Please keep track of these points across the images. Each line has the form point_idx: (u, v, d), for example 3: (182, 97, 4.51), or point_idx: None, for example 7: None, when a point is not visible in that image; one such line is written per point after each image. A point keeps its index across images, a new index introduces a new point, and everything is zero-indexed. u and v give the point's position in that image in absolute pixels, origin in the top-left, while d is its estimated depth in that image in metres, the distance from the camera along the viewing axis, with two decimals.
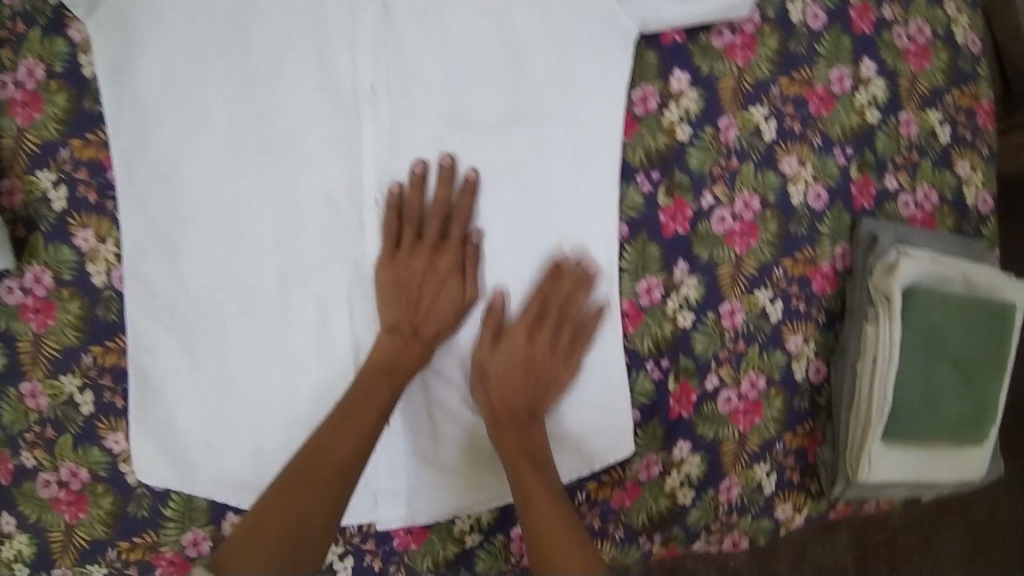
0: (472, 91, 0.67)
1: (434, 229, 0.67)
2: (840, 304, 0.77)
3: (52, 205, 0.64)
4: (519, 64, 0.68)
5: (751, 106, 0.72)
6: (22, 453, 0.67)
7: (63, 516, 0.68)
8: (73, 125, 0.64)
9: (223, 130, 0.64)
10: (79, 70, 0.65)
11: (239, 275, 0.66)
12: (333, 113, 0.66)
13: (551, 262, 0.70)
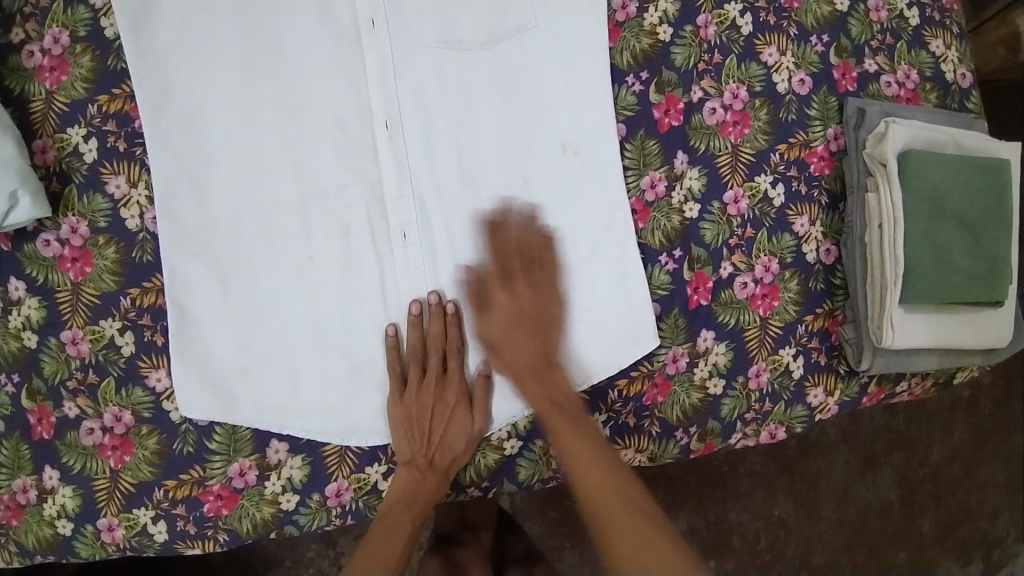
0: (460, 14, 0.72)
1: (448, 146, 0.72)
2: (841, 185, 0.79)
3: (83, 157, 0.70)
4: None
5: (725, 4, 0.76)
6: (65, 403, 0.70)
7: (108, 462, 0.69)
8: (98, 82, 0.70)
9: (237, 70, 0.70)
10: (100, 33, 0.71)
11: (262, 203, 0.70)
12: (336, 49, 0.71)
13: (558, 166, 0.73)
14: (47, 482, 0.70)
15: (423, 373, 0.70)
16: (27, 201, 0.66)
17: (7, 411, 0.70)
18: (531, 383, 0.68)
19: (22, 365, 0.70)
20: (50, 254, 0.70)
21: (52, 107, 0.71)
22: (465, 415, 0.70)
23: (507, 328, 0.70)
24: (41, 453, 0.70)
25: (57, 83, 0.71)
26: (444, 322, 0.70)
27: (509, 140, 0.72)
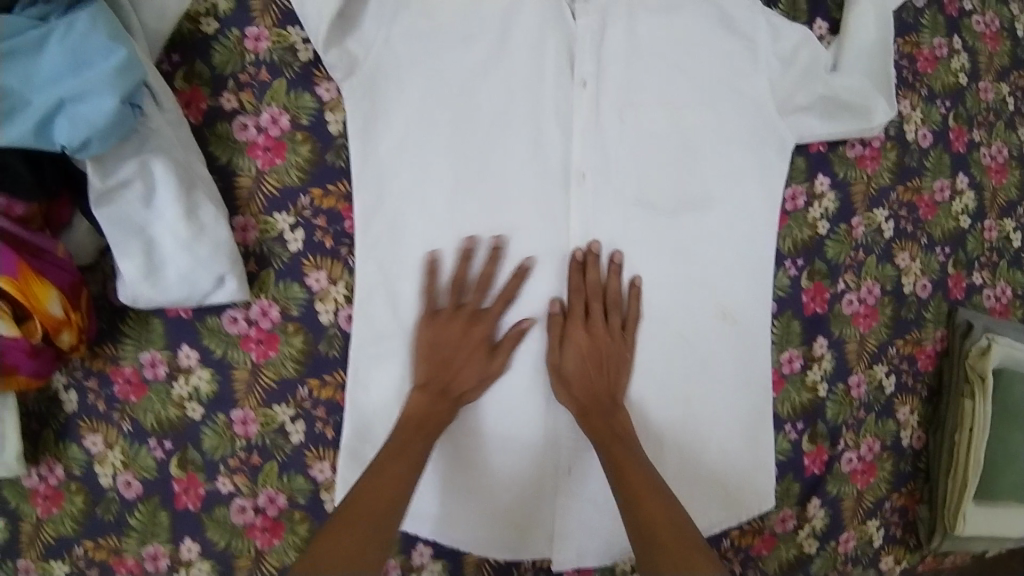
0: (653, 173, 0.77)
1: (615, 280, 0.75)
2: (938, 383, 0.89)
3: (287, 245, 0.73)
4: (699, 155, 0.78)
5: (875, 208, 0.85)
6: (220, 478, 0.73)
7: (255, 542, 0.74)
8: (314, 175, 0.74)
9: (447, 189, 0.73)
10: (322, 124, 0.74)
11: (448, 325, 0.73)
12: (535, 184, 0.75)
13: (718, 332, 0.79)
14: (185, 554, 0.74)
15: (559, 356, 0.73)
16: (232, 283, 0.68)
17: (152, 474, 0.74)
18: (597, 418, 0.72)
19: (179, 434, 0.73)
20: (235, 332, 0.73)
21: (262, 189, 0.74)
22: (572, 389, 0.73)
23: (581, 363, 0.73)
24: (181, 522, 0.74)
25: (271, 165, 0.74)
26: (581, 323, 0.74)
27: (673, 302, 0.78)
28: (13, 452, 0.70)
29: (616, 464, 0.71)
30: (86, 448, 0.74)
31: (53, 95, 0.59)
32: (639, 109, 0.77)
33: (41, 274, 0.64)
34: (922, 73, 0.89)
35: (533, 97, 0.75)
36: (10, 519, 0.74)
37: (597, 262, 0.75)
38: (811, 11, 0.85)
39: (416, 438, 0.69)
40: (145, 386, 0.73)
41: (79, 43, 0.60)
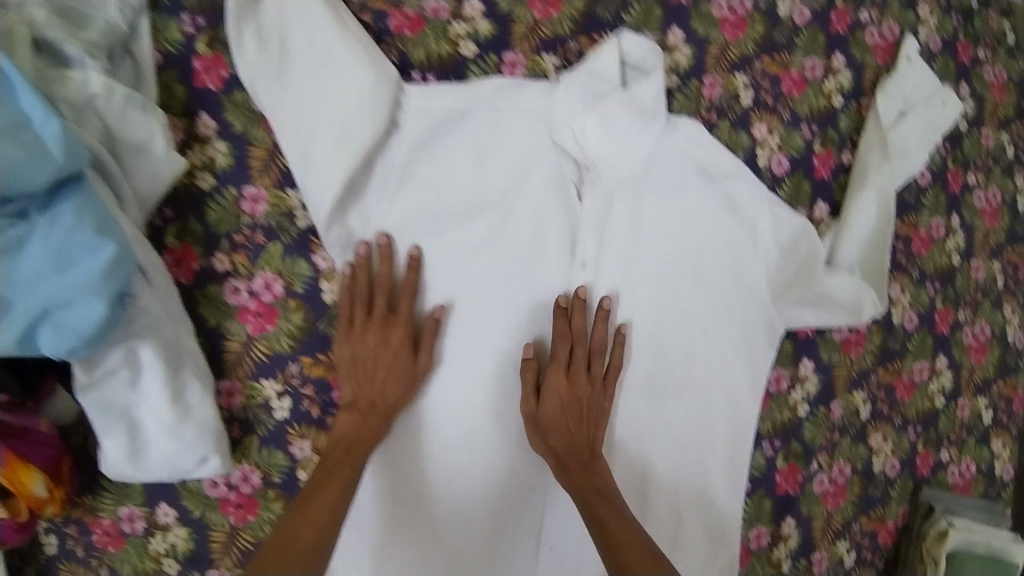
0: (636, 342, 0.80)
1: (601, 333, 0.76)
2: (897, 554, 0.96)
3: (272, 412, 0.76)
4: (674, 344, 0.80)
5: (855, 390, 0.87)
6: None
7: None
8: (305, 344, 0.75)
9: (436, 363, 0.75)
10: (317, 293, 0.74)
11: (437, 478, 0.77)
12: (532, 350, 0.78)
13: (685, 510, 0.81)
14: None
15: (538, 399, 0.75)
16: (215, 463, 0.71)
17: None
18: (577, 469, 0.75)
19: None
20: (215, 494, 0.77)
21: (250, 354, 0.75)
22: (548, 429, 0.74)
23: (559, 414, 0.74)
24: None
25: (261, 331, 0.74)
26: (568, 349, 0.75)
27: (654, 445, 0.81)
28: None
29: (584, 496, 0.74)
30: None
31: (39, 302, 0.58)
32: (634, 290, 0.79)
33: (26, 458, 0.66)
34: (917, 255, 0.91)
35: (532, 276, 0.76)
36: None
37: (583, 309, 0.75)
38: (814, 193, 0.87)
39: (345, 458, 0.72)
40: (123, 538, 0.78)
41: (63, 243, 0.59)
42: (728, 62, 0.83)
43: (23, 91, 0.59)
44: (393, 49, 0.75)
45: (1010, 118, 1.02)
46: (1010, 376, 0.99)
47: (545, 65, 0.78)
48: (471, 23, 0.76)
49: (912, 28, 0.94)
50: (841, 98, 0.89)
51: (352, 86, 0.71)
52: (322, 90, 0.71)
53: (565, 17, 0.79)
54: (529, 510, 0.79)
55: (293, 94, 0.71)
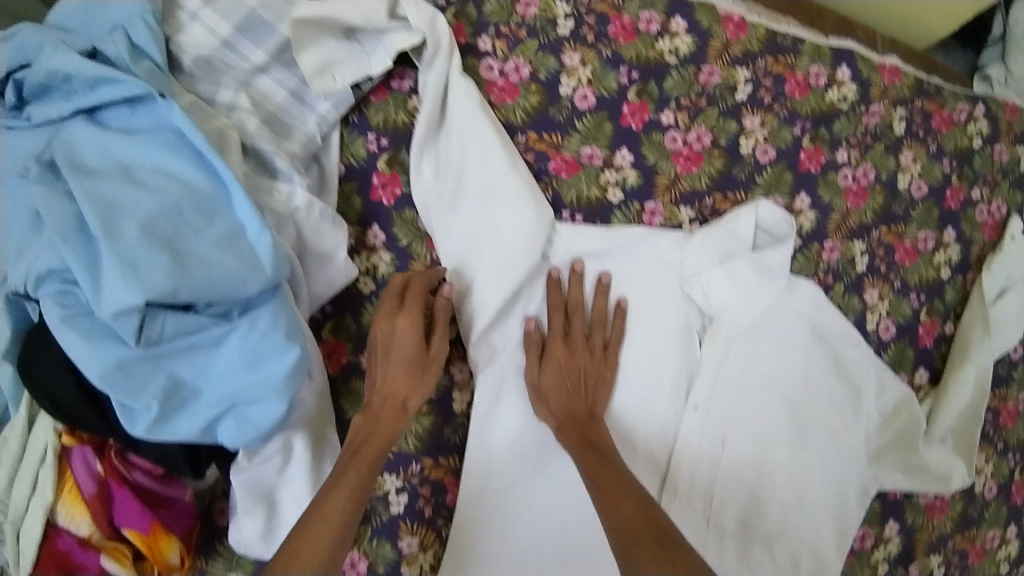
0: (733, 490, 0.83)
1: (599, 310, 0.80)
2: None
3: (389, 506, 0.78)
4: (761, 490, 0.83)
5: (931, 553, 0.93)
6: None
7: None
8: (429, 446, 0.79)
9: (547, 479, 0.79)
10: (448, 402, 0.80)
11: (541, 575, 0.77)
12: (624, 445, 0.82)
13: None
14: None
15: (540, 363, 0.78)
16: None
17: None
18: (575, 430, 0.76)
19: None
20: None
21: None
22: (553, 402, 0.77)
23: (558, 379, 0.77)
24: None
25: None
26: (588, 335, 0.80)
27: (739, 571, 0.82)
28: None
29: (594, 478, 0.72)
30: None
31: (227, 397, 0.61)
32: (737, 428, 0.83)
33: (169, 527, 0.66)
34: (1003, 427, 0.99)
35: (646, 405, 0.82)
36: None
37: (579, 279, 0.80)
38: (916, 359, 0.92)
39: (350, 460, 0.67)
40: None
41: (258, 342, 0.63)
42: (848, 229, 0.89)
43: (238, 199, 0.65)
44: (548, 188, 0.82)
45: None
46: None
47: (680, 217, 0.84)
48: (620, 172, 0.83)
49: (1020, 208, 0.99)
50: (949, 270, 0.94)
51: (517, 220, 0.77)
52: (490, 223, 0.78)
53: (705, 174, 0.85)
54: None
55: (463, 224, 0.78)
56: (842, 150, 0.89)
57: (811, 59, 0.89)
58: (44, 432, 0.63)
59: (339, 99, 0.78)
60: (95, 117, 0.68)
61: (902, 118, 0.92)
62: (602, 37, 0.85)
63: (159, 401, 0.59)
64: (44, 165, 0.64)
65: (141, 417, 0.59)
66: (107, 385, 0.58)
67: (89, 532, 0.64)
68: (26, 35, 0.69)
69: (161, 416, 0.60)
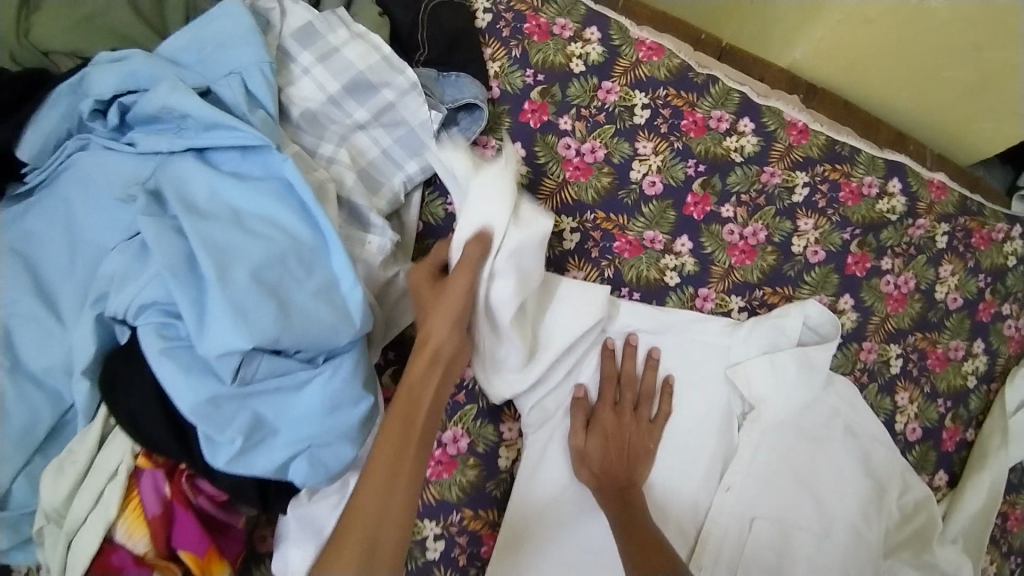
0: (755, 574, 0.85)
1: (646, 387, 0.85)
2: None
3: (426, 551, 0.82)
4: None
5: None
6: None
7: None
8: (471, 497, 0.83)
9: (584, 545, 0.82)
10: (494, 457, 0.84)
11: None
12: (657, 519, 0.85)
13: None
14: None
15: (586, 431, 0.83)
16: None
17: None
18: (614, 494, 0.80)
19: None
20: None
21: (422, 494, 0.82)
22: (591, 460, 0.82)
23: (603, 445, 0.82)
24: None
25: (438, 476, 0.82)
26: (633, 404, 0.84)
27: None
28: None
29: (625, 532, 0.75)
30: None
31: (304, 439, 0.65)
32: (761, 514, 0.87)
33: (223, 552, 0.70)
34: None
35: (681, 480, 0.86)
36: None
37: (632, 354, 0.85)
38: (937, 462, 0.95)
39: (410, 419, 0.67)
40: None
41: (338, 393, 0.66)
42: (887, 332, 0.94)
43: (337, 255, 0.67)
44: (610, 266, 0.88)
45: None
46: None
47: (730, 304, 0.90)
48: (679, 257, 0.89)
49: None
50: (975, 379, 0.98)
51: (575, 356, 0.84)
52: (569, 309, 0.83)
53: (756, 268, 0.91)
54: None
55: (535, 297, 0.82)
56: (887, 258, 0.95)
57: (865, 170, 0.95)
58: (119, 449, 0.66)
59: (428, 162, 0.82)
60: (202, 155, 0.70)
61: (945, 233, 0.97)
62: (675, 130, 0.91)
63: (242, 437, 0.63)
64: (151, 195, 0.67)
65: (221, 451, 0.62)
66: (197, 417, 0.61)
67: (147, 548, 0.67)
68: (141, 63, 0.72)
69: (242, 451, 0.63)
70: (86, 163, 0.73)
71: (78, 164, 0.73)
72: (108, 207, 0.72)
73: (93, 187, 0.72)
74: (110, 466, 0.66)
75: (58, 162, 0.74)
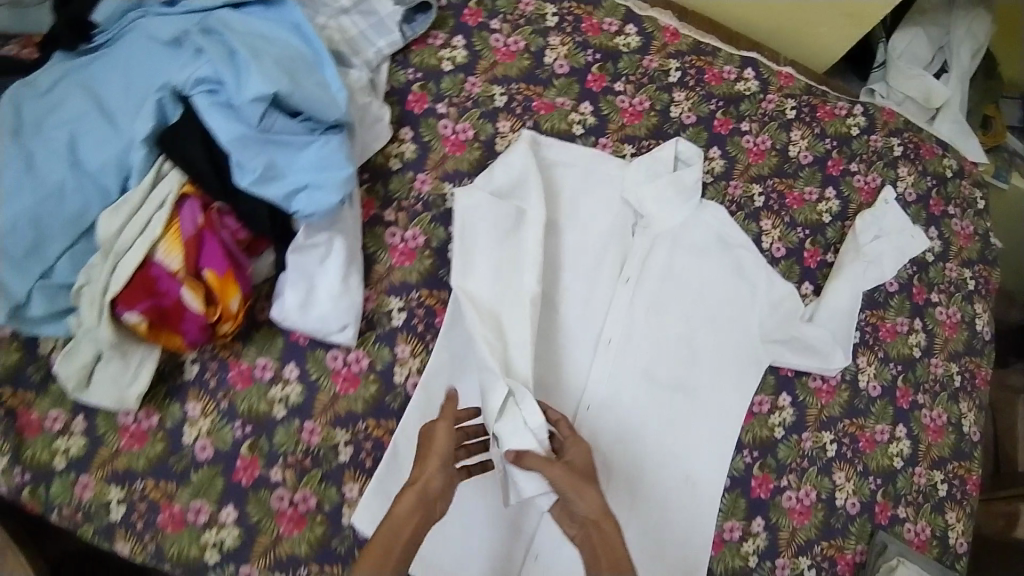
0: (660, 358, 1.09)
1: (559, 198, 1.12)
2: None
3: (391, 320, 1.03)
4: (685, 349, 1.10)
5: (824, 430, 1.16)
6: (274, 468, 0.96)
7: (279, 527, 0.94)
8: (428, 280, 1.06)
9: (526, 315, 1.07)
10: (445, 251, 1.08)
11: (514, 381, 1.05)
12: (576, 302, 1.09)
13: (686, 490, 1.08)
14: (222, 517, 0.94)
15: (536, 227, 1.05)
16: (351, 333, 0.97)
17: (224, 446, 0.96)
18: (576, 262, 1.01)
19: (259, 424, 0.97)
20: (332, 366, 1.00)
21: (389, 277, 1.05)
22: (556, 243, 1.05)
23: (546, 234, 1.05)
24: (230, 492, 0.95)
25: (402, 264, 1.06)
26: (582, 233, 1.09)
27: (653, 452, 1.08)
28: (135, 391, 0.93)
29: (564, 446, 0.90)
30: (184, 410, 0.97)
31: (304, 181, 0.92)
32: (662, 298, 1.11)
33: (237, 279, 0.91)
34: (882, 340, 1.22)
35: (593, 272, 1.10)
36: (92, 443, 0.95)
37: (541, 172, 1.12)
38: (802, 275, 1.19)
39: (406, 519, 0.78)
40: (251, 381, 0.98)
41: (328, 154, 0.93)
42: (749, 175, 1.20)
43: (330, 68, 0.98)
44: (531, 120, 1.16)
45: (973, 260, 1.32)
46: (964, 459, 1.23)
47: (625, 150, 1.17)
48: (583, 115, 1.18)
49: (892, 181, 1.30)
50: (829, 216, 1.24)
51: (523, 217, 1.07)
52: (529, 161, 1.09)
53: (644, 125, 1.19)
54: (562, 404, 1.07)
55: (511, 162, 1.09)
56: (745, 122, 1.23)
57: (724, 62, 1.26)
58: (168, 185, 0.91)
59: (394, 42, 1.14)
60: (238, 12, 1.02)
61: (793, 107, 1.27)
62: (577, 30, 1.23)
63: (260, 170, 0.89)
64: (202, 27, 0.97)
65: (247, 177, 0.90)
66: (232, 150, 0.89)
67: (180, 265, 0.89)
68: None
69: (259, 181, 0.90)
70: (148, 21, 1.02)
71: (140, 24, 1.03)
72: (161, 46, 1.01)
73: (152, 35, 1.01)
74: (161, 196, 0.90)
75: (122, 28, 1.04)
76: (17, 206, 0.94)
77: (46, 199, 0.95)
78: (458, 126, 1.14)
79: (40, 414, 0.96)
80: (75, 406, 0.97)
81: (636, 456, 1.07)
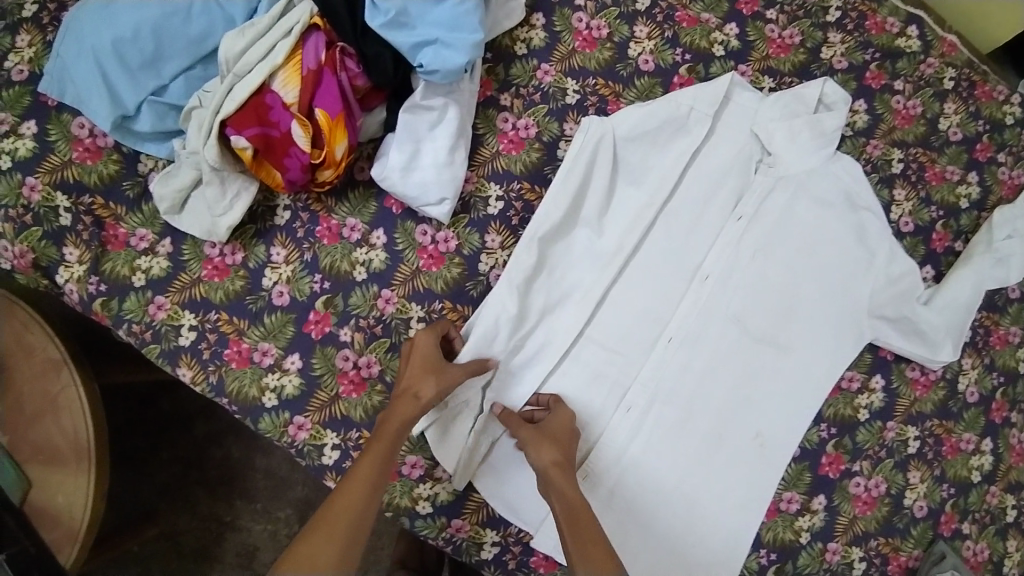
0: (754, 310, 1.03)
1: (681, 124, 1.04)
2: None
3: (486, 207, 0.99)
4: (784, 309, 1.03)
5: (911, 424, 1.07)
6: (344, 328, 0.94)
7: (338, 387, 0.93)
8: (532, 174, 1.00)
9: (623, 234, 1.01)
10: (555, 147, 1.02)
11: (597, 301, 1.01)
12: (676, 234, 1.03)
13: (753, 450, 1.01)
14: (285, 364, 0.93)
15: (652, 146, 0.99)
16: (447, 208, 0.93)
17: (301, 296, 0.94)
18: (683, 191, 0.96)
19: (338, 282, 0.94)
20: (420, 240, 0.96)
21: (493, 163, 1.00)
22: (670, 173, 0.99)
23: None
24: (298, 341, 0.93)
25: (508, 152, 1.00)
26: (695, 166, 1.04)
27: (725, 404, 1.02)
28: (225, 223, 0.91)
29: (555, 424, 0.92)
30: (268, 253, 0.95)
31: (433, 35, 0.87)
32: (769, 249, 1.04)
33: (347, 126, 0.89)
34: (991, 346, 1.12)
35: (700, 207, 1.04)
36: (174, 267, 0.94)
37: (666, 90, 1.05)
38: (925, 257, 1.10)
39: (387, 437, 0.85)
40: (337, 238, 0.95)
41: (462, 12, 0.88)
42: (892, 138, 1.11)
43: None
44: (670, 30, 1.07)
45: None
46: None
47: (763, 82, 1.08)
48: (727, 36, 1.09)
49: None
50: (967, 202, 1.13)
51: (639, 135, 1.01)
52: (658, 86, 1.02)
53: (789, 62, 1.10)
54: (640, 335, 1.01)
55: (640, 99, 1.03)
56: (899, 81, 1.13)
57: (888, 13, 1.15)
58: (298, 15, 0.88)
59: None
60: None
61: (952, 77, 1.15)
62: None
63: (392, 13, 0.86)
64: None
65: (378, 18, 0.87)
66: None
67: (295, 99, 0.88)
68: None
69: (388, 24, 0.87)
70: None
71: None
72: None
73: None
74: (290, 23, 0.88)
75: None
76: (141, 15, 0.91)
77: (172, 15, 0.92)
78: (592, 23, 1.06)
79: (128, 229, 0.95)
80: (163, 230, 0.95)
81: (706, 408, 1.02)
